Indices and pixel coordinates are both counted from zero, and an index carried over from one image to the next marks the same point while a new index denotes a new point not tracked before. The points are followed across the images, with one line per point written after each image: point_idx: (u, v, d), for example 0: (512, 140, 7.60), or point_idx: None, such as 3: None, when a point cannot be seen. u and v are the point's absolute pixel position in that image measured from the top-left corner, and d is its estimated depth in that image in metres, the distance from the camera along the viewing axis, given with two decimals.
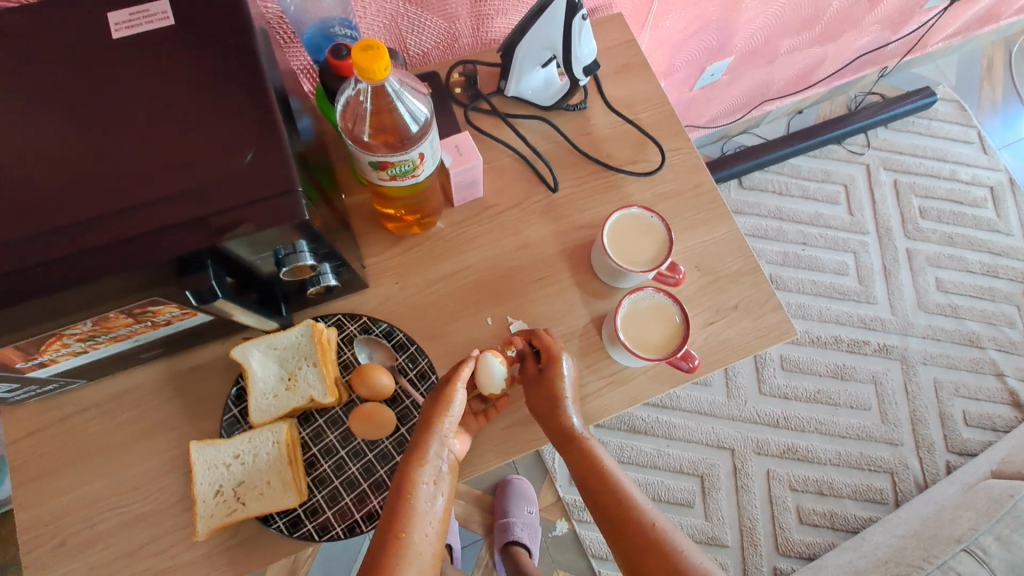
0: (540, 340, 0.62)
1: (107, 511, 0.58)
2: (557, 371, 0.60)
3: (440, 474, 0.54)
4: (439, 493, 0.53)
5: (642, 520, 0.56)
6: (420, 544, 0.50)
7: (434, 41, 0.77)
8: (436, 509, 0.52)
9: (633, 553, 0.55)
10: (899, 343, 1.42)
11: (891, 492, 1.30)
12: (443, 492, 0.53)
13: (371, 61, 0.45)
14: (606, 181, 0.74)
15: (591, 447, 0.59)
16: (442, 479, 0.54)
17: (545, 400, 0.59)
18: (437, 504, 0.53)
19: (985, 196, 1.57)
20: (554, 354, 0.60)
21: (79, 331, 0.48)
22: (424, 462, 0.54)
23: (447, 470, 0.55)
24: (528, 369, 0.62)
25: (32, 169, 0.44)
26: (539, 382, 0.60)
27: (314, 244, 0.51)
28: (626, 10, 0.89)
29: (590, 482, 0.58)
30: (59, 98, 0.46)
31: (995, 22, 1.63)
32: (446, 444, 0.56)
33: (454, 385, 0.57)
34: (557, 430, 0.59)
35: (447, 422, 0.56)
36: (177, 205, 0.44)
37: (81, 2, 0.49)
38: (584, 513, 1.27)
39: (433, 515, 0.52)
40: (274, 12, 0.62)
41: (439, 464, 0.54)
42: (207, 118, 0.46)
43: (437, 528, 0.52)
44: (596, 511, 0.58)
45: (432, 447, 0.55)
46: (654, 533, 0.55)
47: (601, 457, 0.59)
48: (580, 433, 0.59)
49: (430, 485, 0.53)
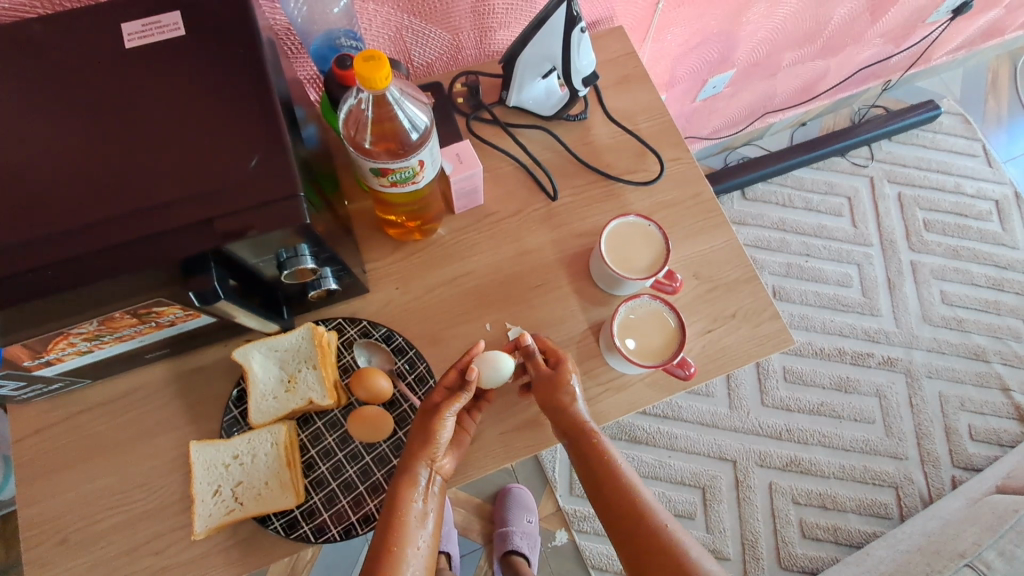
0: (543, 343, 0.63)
1: (108, 509, 0.59)
2: (566, 372, 0.60)
3: (430, 492, 0.56)
4: (429, 511, 0.55)
5: (649, 519, 0.56)
6: (413, 558, 0.52)
7: (438, 52, 0.79)
8: (426, 524, 0.54)
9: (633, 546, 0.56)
10: (903, 356, 1.41)
11: (896, 507, 1.29)
12: (433, 510, 0.56)
13: (373, 71, 0.46)
14: (605, 190, 0.75)
15: (602, 444, 0.59)
16: (431, 496, 0.56)
17: (552, 400, 0.60)
18: (428, 520, 0.55)
19: (990, 209, 1.57)
20: (562, 357, 0.62)
21: (85, 330, 0.50)
22: (416, 481, 0.55)
23: (437, 489, 0.57)
24: (534, 368, 0.62)
25: (48, 172, 0.46)
26: (550, 381, 0.60)
27: (315, 249, 0.52)
28: (628, 23, 0.90)
29: (598, 478, 0.59)
30: (73, 104, 0.48)
31: (999, 37, 1.64)
32: (436, 466, 0.57)
33: (443, 415, 0.56)
34: (568, 425, 0.59)
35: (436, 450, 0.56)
36: (183, 208, 0.45)
37: (97, 13, 0.51)
38: (584, 524, 1.26)
39: (423, 530, 0.54)
40: (283, 24, 0.64)
41: (429, 485, 0.56)
42: (214, 125, 0.48)
43: (427, 542, 0.54)
44: (601, 507, 0.59)
45: (421, 468, 0.56)
46: (660, 532, 0.56)
47: (611, 454, 0.59)
48: (592, 429, 0.59)
49: (420, 502, 0.55)
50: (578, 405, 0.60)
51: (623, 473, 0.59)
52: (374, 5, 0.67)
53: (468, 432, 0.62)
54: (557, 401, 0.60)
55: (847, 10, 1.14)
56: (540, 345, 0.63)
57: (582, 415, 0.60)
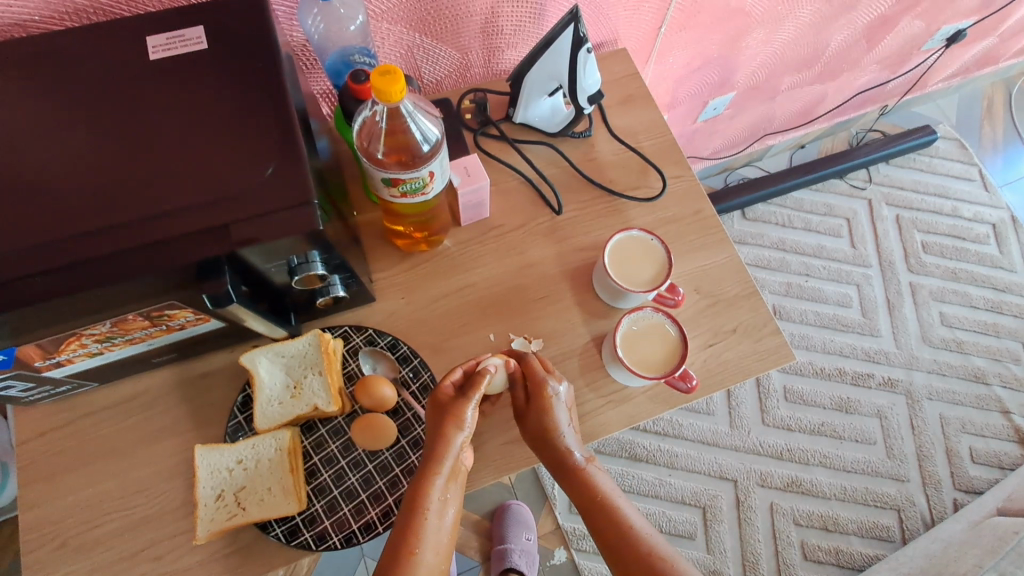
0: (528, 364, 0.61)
1: (109, 513, 0.59)
2: (545, 391, 0.60)
3: (452, 488, 0.55)
4: (449, 506, 0.54)
5: (639, 542, 0.57)
6: (430, 558, 0.51)
7: (447, 70, 0.81)
8: (445, 523, 0.54)
9: (617, 552, 0.57)
10: (903, 377, 1.41)
11: (898, 530, 1.27)
12: (453, 505, 0.55)
13: (388, 84, 0.48)
14: (609, 206, 0.77)
15: (590, 475, 0.60)
16: (452, 492, 0.55)
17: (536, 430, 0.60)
18: (446, 517, 0.54)
19: (987, 232, 1.59)
20: (541, 379, 0.60)
21: (97, 331, 0.50)
22: (438, 475, 0.54)
23: (457, 484, 0.56)
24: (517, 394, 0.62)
25: (72, 176, 0.47)
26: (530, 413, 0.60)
27: (326, 255, 0.53)
28: (631, 46, 0.93)
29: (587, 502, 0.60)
30: (97, 113, 0.50)
31: (993, 65, 1.68)
32: (459, 457, 0.57)
33: (468, 404, 0.57)
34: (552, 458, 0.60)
35: (462, 434, 0.56)
36: (201, 213, 0.46)
37: (124, 27, 0.53)
38: (583, 543, 1.24)
39: (442, 528, 0.53)
40: (299, 40, 0.66)
41: (452, 477, 0.55)
42: (233, 135, 0.49)
43: (444, 543, 0.53)
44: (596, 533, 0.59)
45: (447, 460, 0.55)
46: (650, 555, 0.56)
47: (600, 483, 0.60)
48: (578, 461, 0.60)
49: (442, 497, 0.54)
50: (562, 435, 0.59)
51: (614, 501, 0.59)
52: (387, 25, 0.70)
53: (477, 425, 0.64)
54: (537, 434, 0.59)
55: (843, 37, 1.17)
56: (528, 369, 0.61)
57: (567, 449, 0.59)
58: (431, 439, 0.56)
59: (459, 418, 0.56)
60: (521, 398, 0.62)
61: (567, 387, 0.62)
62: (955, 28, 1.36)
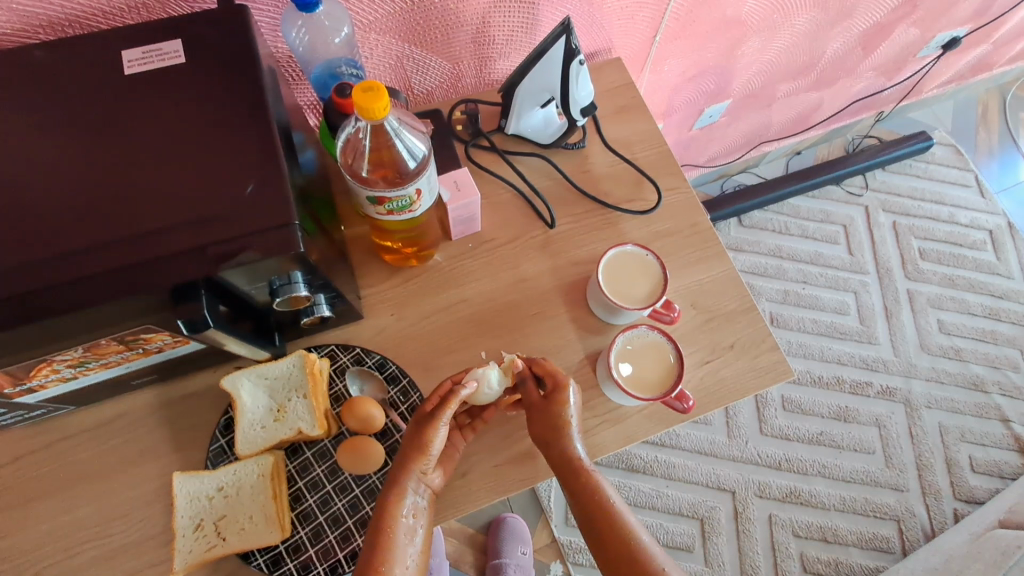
0: (541, 366, 0.62)
1: (85, 542, 0.57)
2: (562, 399, 0.59)
3: (419, 509, 0.55)
4: (417, 528, 0.54)
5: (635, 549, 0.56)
6: None
7: (438, 80, 0.80)
8: (415, 543, 0.54)
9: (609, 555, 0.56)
10: (902, 385, 1.40)
11: (898, 541, 1.26)
12: (421, 527, 0.55)
13: (371, 101, 0.46)
14: (603, 218, 0.75)
15: (597, 482, 0.57)
16: (420, 513, 0.55)
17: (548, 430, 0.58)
18: (416, 538, 0.54)
19: (984, 238, 1.58)
20: (561, 381, 0.60)
21: (70, 356, 0.48)
22: (405, 496, 0.54)
23: (425, 505, 0.56)
24: (531, 394, 0.61)
25: (43, 195, 0.45)
26: (544, 412, 0.59)
27: (309, 276, 0.51)
28: (626, 55, 0.91)
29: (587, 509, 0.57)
30: (70, 128, 0.48)
31: (988, 71, 1.68)
32: (425, 479, 0.56)
33: (437, 423, 0.56)
34: (561, 462, 0.57)
35: (427, 460, 0.55)
36: (176, 234, 0.44)
37: (100, 40, 0.51)
38: (580, 556, 1.22)
39: (411, 550, 0.53)
40: (284, 52, 0.64)
41: (418, 500, 0.55)
42: (212, 152, 0.47)
43: (415, 560, 0.54)
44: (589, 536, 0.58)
45: (410, 483, 0.54)
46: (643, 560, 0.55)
47: (607, 492, 0.57)
48: (586, 467, 0.57)
49: (409, 519, 0.54)
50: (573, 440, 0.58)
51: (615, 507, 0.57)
52: (375, 36, 0.68)
53: (460, 449, 0.61)
54: (546, 432, 0.58)
55: (839, 45, 1.16)
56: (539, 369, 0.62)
57: (576, 452, 0.58)
58: (398, 463, 0.55)
59: (425, 442, 0.55)
60: (535, 395, 0.61)
61: (575, 390, 0.60)
62: (950, 35, 1.35)
